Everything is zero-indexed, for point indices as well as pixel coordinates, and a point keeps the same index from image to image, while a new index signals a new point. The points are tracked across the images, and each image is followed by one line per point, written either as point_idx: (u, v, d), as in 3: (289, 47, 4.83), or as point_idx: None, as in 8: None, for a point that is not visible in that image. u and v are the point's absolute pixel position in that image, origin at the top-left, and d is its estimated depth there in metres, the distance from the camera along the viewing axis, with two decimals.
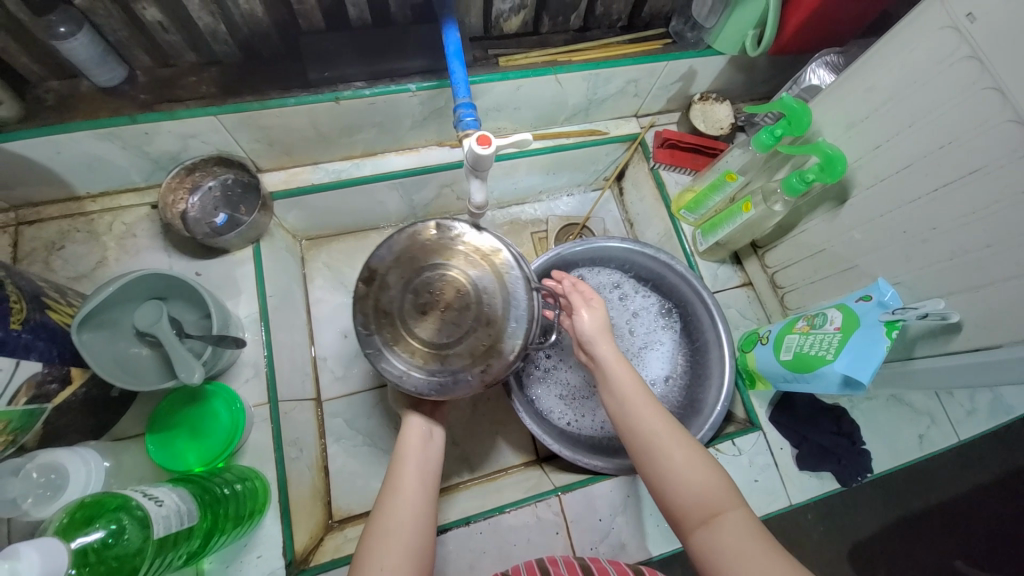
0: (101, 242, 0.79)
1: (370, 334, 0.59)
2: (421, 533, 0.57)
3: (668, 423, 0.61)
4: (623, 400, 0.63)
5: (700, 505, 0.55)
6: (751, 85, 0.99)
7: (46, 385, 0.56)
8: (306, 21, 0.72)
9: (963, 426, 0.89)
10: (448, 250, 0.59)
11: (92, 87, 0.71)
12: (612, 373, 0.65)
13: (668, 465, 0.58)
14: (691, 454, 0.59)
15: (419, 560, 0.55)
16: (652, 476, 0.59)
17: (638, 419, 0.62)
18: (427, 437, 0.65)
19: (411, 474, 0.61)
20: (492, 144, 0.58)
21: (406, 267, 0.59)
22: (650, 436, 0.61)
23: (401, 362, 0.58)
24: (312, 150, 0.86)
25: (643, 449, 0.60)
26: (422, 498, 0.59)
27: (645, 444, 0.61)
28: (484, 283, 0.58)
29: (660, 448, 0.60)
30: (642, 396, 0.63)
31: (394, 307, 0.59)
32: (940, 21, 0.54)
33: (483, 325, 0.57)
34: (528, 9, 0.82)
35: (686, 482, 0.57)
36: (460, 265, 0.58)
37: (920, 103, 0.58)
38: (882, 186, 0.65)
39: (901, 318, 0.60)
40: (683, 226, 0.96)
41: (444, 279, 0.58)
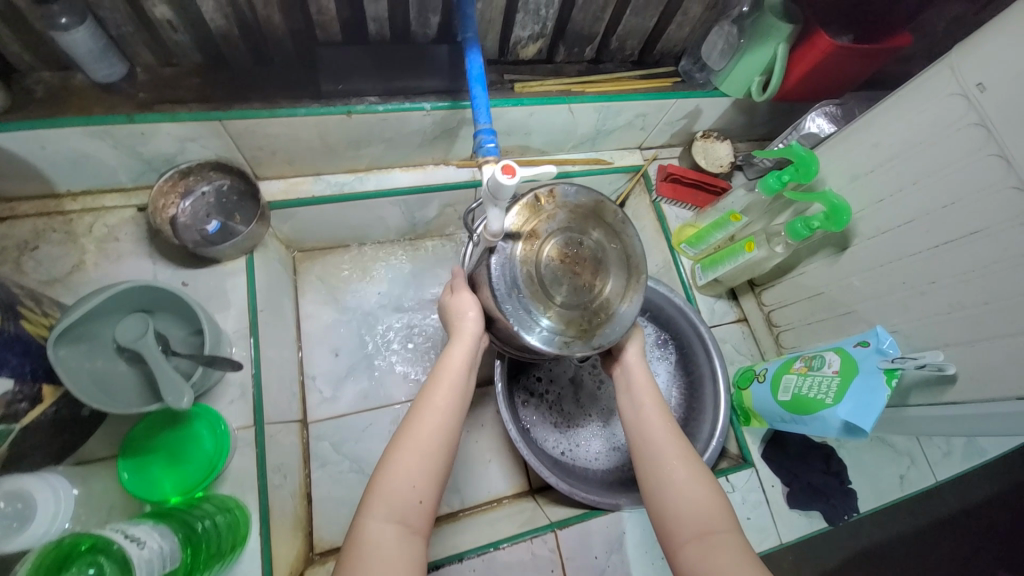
0: (79, 244, 0.73)
1: (510, 242, 0.59)
2: (445, 455, 0.56)
3: (677, 438, 0.62)
4: (640, 408, 0.65)
5: (696, 521, 0.56)
6: (750, 127, 1.03)
7: (15, 404, 0.51)
8: (323, 32, 0.70)
9: (940, 467, 0.92)
10: (611, 229, 0.63)
11: (86, 81, 0.67)
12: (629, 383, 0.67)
13: (671, 475, 0.59)
14: (695, 471, 0.59)
15: (441, 483, 0.56)
16: (652, 485, 0.60)
17: (648, 428, 0.63)
18: (473, 354, 0.62)
19: (447, 393, 0.59)
20: (515, 174, 0.54)
21: (573, 218, 0.61)
22: (657, 446, 0.61)
23: (517, 286, 0.58)
24: (315, 161, 0.83)
25: (651, 457, 0.61)
26: (455, 420, 0.58)
27: (652, 450, 0.62)
28: (621, 277, 0.61)
29: (661, 461, 0.60)
30: (657, 406, 0.65)
31: (544, 241, 0.59)
32: (950, 87, 0.57)
33: (602, 306, 0.60)
34: (545, 38, 0.82)
35: (686, 496, 0.57)
36: (615, 248, 0.62)
37: (924, 162, 0.61)
38: (883, 239, 0.68)
39: (900, 367, 0.62)
40: (683, 259, 0.98)
41: (590, 252, 0.61)
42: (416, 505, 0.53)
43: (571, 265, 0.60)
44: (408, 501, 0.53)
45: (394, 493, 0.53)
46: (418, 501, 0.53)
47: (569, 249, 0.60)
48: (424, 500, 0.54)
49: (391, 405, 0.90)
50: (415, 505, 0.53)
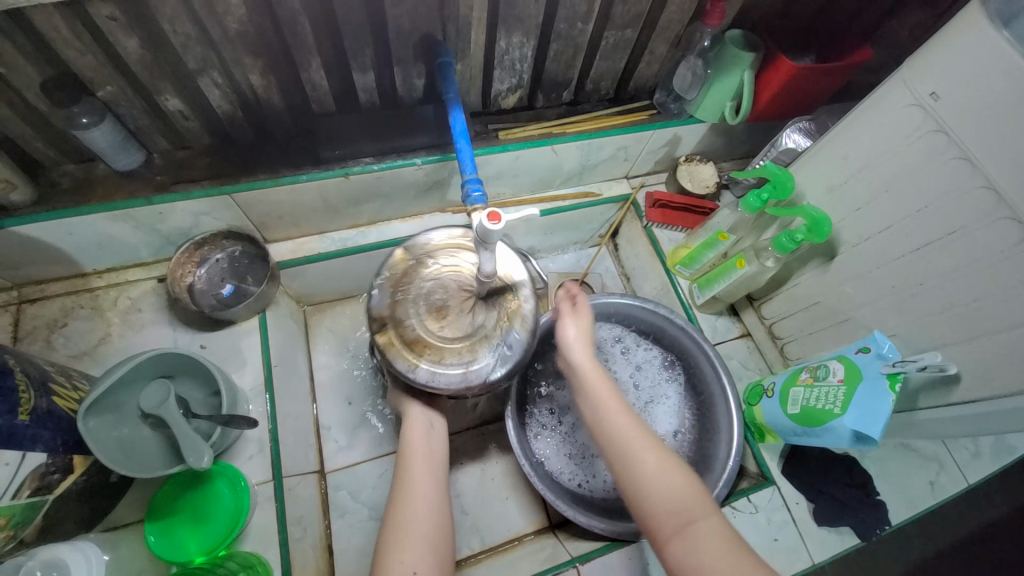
0: (105, 318, 0.79)
1: (415, 366, 0.62)
2: (433, 528, 0.61)
3: (642, 432, 0.62)
4: (598, 406, 0.65)
5: (675, 512, 0.56)
6: (731, 148, 1.06)
7: (49, 476, 0.54)
8: (318, 105, 0.77)
9: (970, 469, 0.87)
10: (445, 255, 0.70)
11: (108, 170, 0.73)
12: (588, 382, 0.67)
13: (641, 469, 0.59)
14: (665, 463, 0.60)
15: (440, 556, 0.60)
16: (626, 483, 0.60)
17: (612, 426, 0.63)
18: (431, 432, 0.69)
19: (419, 471, 0.65)
20: (501, 220, 0.58)
21: (411, 286, 0.67)
22: (624, 443, 0.62)
23: (445, 363, 0.63)
24: (319, 221, 0.89)
25: (619, 453, 0.61)
26: (431, 493, 0.63)
27: (619, 448, 0.62)
28: (471, 259, 0.70)
29: (631, 457, 0.61)
30: (617, 403, 0.65)
31: (423, 325, 0.65)
32: (906, 100, 0.60)
33: (501, 294, 0.68)
34: (524, 88, 0.88)
35: (660, 488, 0.58)
36: (441, 259, 0.70)
37: (894, 170, 0.63)
38: (867, 245, 0.69)
39: (903, 370, 0.62)
40: (680, 280, 0.99)
41: (454, 278, 0.68)
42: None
43: (453, 305, 0.66)
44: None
45: (389, 572, 0.57)
46: (413, 572, 0.57)
47: (427, 312, 0.66)
48: (419, 570, 0.57)
49: None
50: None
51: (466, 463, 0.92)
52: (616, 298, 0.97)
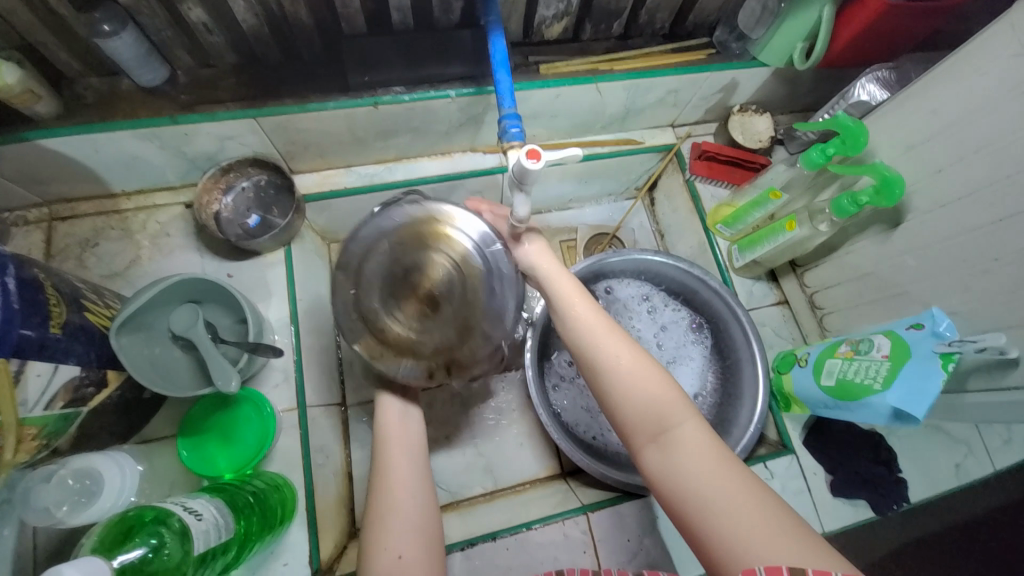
0: (136, 240, 0.79)
1: (485, 335, 0.62)
2: (419, 515, 0.62)
3: (616, 338, 0.60)
4: (573, 316, 0.62)
5: (651, 416, 0.55)
6: (793, 97, 0.96)
7: (83, 388, 0.56)
8: (348, 24, 0.71)
9: (1000, 455, 0.85)
10: (359, 277, 0.63)
11: (132, 85, 0.70)
12: (561, 293, 0.64)
13: (618, 376, 0.57)
14: (641, 367, 0.57)
15: (427, 540, 0.60)
16: (602, 391, 0.58)
17: (584, 335, 0.61)
18: (409, 421, 0.68)
19: (400, 457, 0.65)
20: (540, 158, 0.54)
21: (390, 336, 0.62)
22: (597, 349, 0.60)
23: (489, 305, 0.62)
24: (346, 153, 0.85)
25: (592, 362, 0.59)
26: (411, 483, 0.64)
27: (595, 355, 0.59)
28: (373, 267, 0.62)
29: (604, 363, 0.59)
30: (591, 310, 0.63)
31: (451, 339, 0.61)
32: (1017, 46, 0.52)
33: (416, 244, 0.62)
34: (571, 16, 0.80)
35: (637, 392, 0.56)
36: (370, 297, 0.62)
37: (988, 129, 0.56)
38: (940, 213, 0.62)
39: (958, 351, 0.58)
40: (718, 241, 0.94)
41: (410, 287, 0.62)
42: (398, 561, 0.58)
43: (431, 302, 0.62)
44: (389, 560, 0.57)
45: (375, 556, 0.58)
46: (398, 556, 0.58)
47: (420, 332, 0.62)
48: (404, 554, 0.58)
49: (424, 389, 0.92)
50: (394, 561, 0.57)
51: (484, 408, 0.93)
52: (651, 255, 0.93)
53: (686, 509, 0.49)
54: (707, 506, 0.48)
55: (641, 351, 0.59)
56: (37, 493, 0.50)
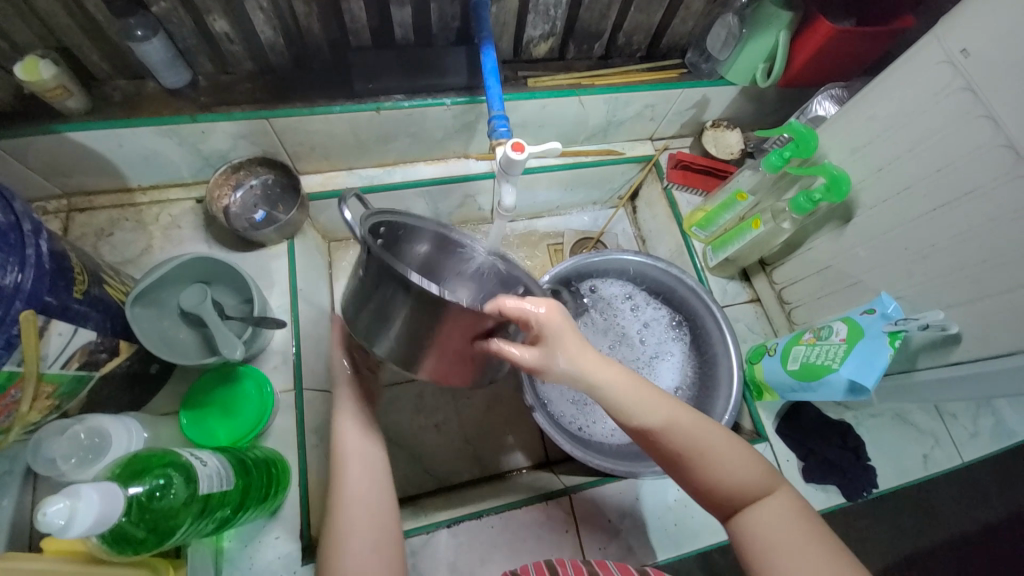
0: (148, 231, 0.84)
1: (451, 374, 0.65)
2: (379, 508, 0.57)
3: (699, 427, 0.56)
4: (653, 417, 0.54)
5: (737, 502, 0.55)
6: (760, 115, 1.06)
7: (97, 354, 0.60)
8: (356, 38, 0.79)
9: (966, 447, 0.91)
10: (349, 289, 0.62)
11: (157, 87, 0.77)
12: (619, 390, 0.53)
13: (705, 465, 0.55)
14: (730, 450, 0.56)
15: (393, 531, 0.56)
16: (695, 482, 0.56)
17: (669, 435, 0.55)
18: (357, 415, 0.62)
19: (353, 449, 0.60)
20: (524, 151, 0.61)
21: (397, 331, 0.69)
22: (685, 445, 0.55)
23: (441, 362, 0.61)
24: (349, 156, 0.92)
25: (680, 457, 0.55)
26: (371, 471, 0.59)
27: (687, 450, 0.55)
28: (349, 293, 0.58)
29: (695, 456, 0.55)
30: (661, 400, 0.55)
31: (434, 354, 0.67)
32: (937, 57, 0.60)
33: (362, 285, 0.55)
34: (556, 36, 0.89)
35: (725, 482, 0.55)
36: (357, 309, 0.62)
37: (917, 130, 0.63)
38: (883, 207, 0.69)
39: (904, 329, 0.64)
40: (694, 242, 1.01)
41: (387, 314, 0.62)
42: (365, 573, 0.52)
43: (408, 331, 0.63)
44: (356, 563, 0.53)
45: (342, 560, 0.53)
46: (368, 553, 0.53)
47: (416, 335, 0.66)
48: (372, 551, 0.54)
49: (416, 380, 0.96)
50: (362, 557, 0.53)
51: (474, 398, 0.96)
52: (634, 255, 0.98)
53: None
54: None
55: (722, 429, 0.57)
56: (51, 445, 0.54)
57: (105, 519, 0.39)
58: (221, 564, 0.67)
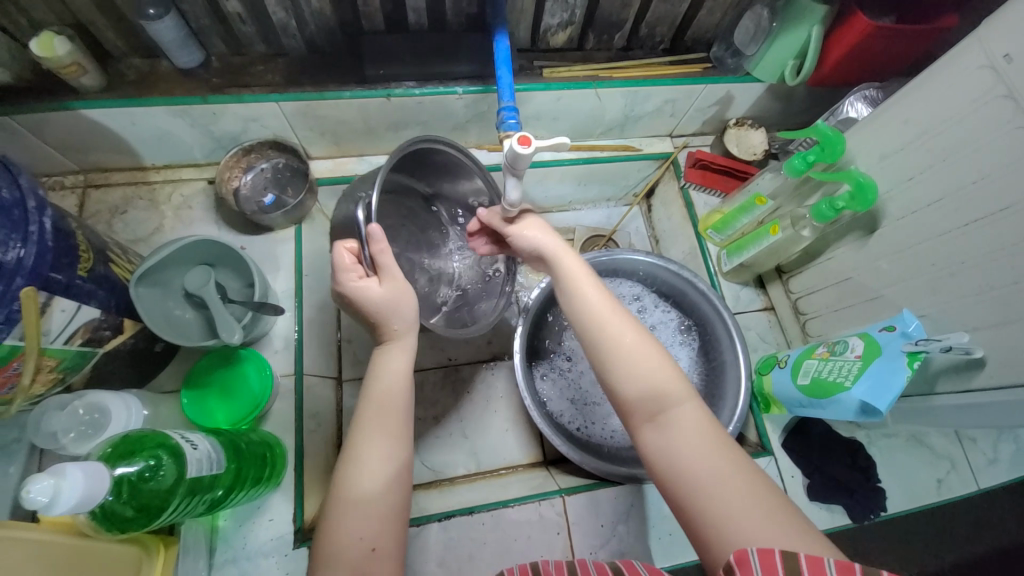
0: (160, 210, 0.86)
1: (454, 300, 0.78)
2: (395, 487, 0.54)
3: (615, 314, 0.57)
4: (579, 293, 0.60)
5: (648, 405, 0.52)
6: (787, 115, 1.01)
7: (100, 331, 0.61)
8: (369, 22, 0.78)
9: (983, 474, 0.86)
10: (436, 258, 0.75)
11: (170, 67, 0.77)
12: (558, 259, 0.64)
13: (620, 358, 0.54)
14: (640, 345, 0.55)
15: (396, 524, 0.53)
16: (603, 374, 0.56)
17: (583, 313, 0.59)
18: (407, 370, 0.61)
19: (387, 423, 0.56)
20: (531, 145, 0.58)
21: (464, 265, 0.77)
22: (592, 324, 0.57)
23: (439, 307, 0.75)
24: (360, 142, 0.91)
25: (589, 338, 0.57)
26: (393, 443, 0.56)
27: (592, 330, 0.57)
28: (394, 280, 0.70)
29: (604, 337, 0.56)
30: (587, 285, 0.61)
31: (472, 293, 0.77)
32: (978, 61, 0.55)
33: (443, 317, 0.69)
34: (575, 25, 0.85)
35: (634, 382, 0.53)
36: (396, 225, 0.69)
37: (952, 139, 0.59)
38: (911, 219, 0.65)
39: (925, 350, 0.60)
40: (709, 246, 0.98)
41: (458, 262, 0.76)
42: (369, 553, 0.50)
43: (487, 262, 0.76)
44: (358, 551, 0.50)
45: (336, 533, 0.50)
46: (369, 549, 0.50)
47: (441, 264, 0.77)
48: (377, 547, 0.50)
49: (416, 371, 0.95)
50: (364, 553, 0.50)
51: (473, 392, 0.96)
52: (645, 255, 0.95)
53: (685, 496, 0.47)
54: (711, 504, 0.45)
55: (640, 328, 0.57)
56: (49, 419, 0.56)
57: (89, 498, 0.40)
58: (215, 542, 0.68)
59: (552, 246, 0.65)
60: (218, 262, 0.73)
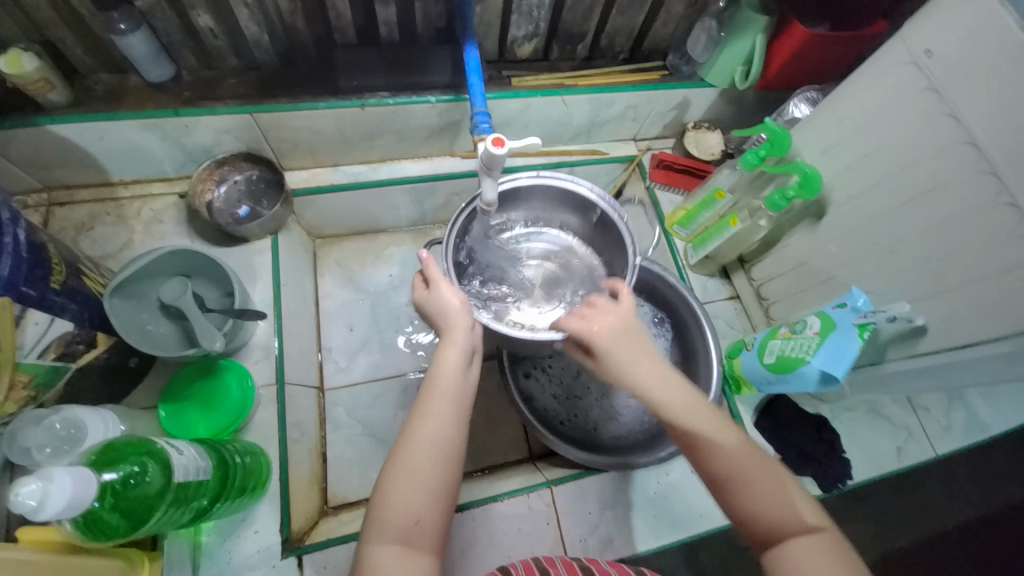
0: (130, 226, 0.84)
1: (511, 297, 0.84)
2: (447, 469, 0.50)
3: (715, 430, 0.51)
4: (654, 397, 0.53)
5: (777, 531, 0.48)
6: (740, 117, 1.08)
7: (73, 345, 0.59)
8: (341, 36, 0.80)
9: (939, 441, 0.93)
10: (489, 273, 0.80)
11: (140, 82, 0.77)
12: (635, 366, 0.54)
13: (746, 487, 0.49)
14: (754, 462, 0.50)
15: (445, 504, 0.49)
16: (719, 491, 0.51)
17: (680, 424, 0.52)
18: (464, 367, 0.55)
19: (450, 410, 0.52)
20: (505, 146, 0.61)
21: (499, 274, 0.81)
22: (692, 434, 0.51)
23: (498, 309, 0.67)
24: (334, 153, 0.92)
25: (694, 447, 0.51)
26: (451, 424, 0.51)
27: (697, 441, 0.51)
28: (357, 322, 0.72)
29: (707, 447, 0.50)
30: (675, 392, 0.53)
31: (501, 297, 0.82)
32: (902, 58, 0.62)
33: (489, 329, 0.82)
34: (539, 37, 0.90)
35: (761, 512, 0.48)
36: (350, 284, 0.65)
37: (884, 129, 0.66)
38: (854, 203, 0.72)
39: (872, 322, 0.67)
40: (676, 241, 1.03)
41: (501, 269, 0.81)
42: (414, 524, 0.47)
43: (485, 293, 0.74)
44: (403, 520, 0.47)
45: (383, 507, 0.48)
46: (414, 520, 0.47)
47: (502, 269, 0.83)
48: (421, 519, 0.48)
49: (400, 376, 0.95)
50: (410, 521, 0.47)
51: None
52: None
53: None
54: None
55: (757, 448, 0.51)
56: (24, 435, 0.53)
57: (76, 503, 0.39)
58: (199, 558, 0.66)
59: (606, 344, 0.55)
60: (192, 272, 0.73)
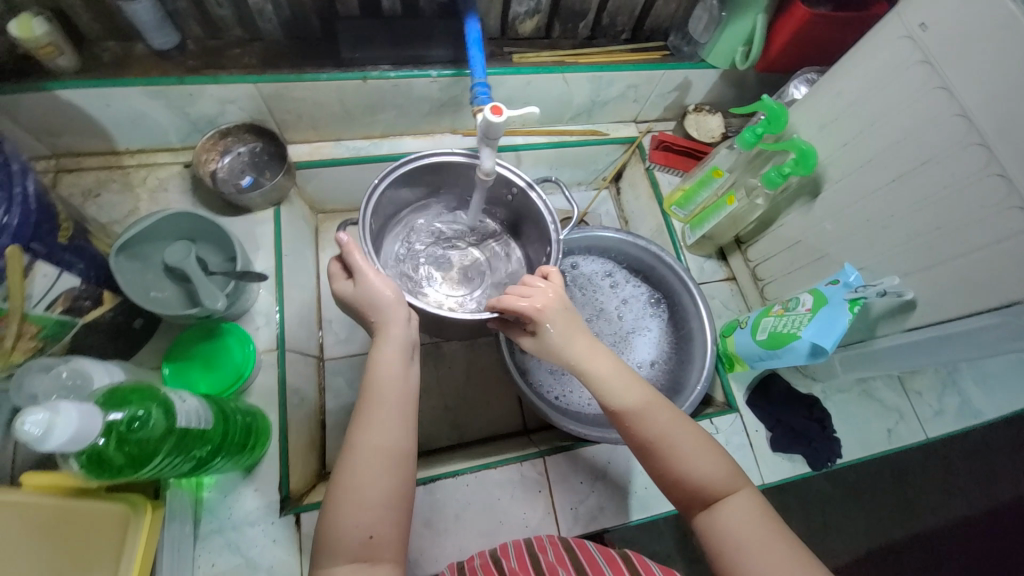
0: (135, 193, 0.86)
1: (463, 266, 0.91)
2: (399, 473, 0.52)
3: (643, 395, 0.56)
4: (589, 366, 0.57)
5: (704, 490, 0.53)
6: (742, 100, 1.08)
7: (80, 301, 0.61)
8: (344, 8, 0.81)
9: (930, 424, 0.94)
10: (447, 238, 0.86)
11: (146, 50, 0.78)
12: (561, 332, 0.58)
13: (669, 451, 0.54)
14: (675, 426, 0.55)
15: (399, 512, 0.51)
16: (644, 452, 0.55)
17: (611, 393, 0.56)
18: (406, 366, 0.57)
19: (392, 413, 0.54)
20: (503, 114, 0.61)
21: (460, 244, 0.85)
22: (625, 404, 0.55)
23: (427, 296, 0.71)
24: (337, 127, 0.93)
25: (625, 417, 0.55)
26: (398, 429, 0.53)
27: (627, 411, 0.55)
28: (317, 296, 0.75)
29: (638, 416, 0.55)
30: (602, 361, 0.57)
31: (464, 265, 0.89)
32: (899, 32, 0.62)
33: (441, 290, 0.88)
34: (542, 14, 0.90)
35: (689, 472, 0.53)
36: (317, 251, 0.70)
37: (880, 104, 0.66)
38: (849, 180, 0.72)
39: (863, 296, 0.67)
40: (674, 222, 1.03)
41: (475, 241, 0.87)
42: (368, 541, 0.49)
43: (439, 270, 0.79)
44: (358, 541, 0.48)
45: (336, 523, 0.49)
46: (369, 536, 0.49)
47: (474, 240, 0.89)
48: (376, 534, 0.49)
49: None
50: (364, 541, 0.48)
51: (455, 367, 0.98)
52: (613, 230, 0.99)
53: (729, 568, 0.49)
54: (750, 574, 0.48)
55: (681, 413, 0.56)
56: (32, 380, 0.56)
57: (84, 434, 0.41)
58: (200, 513, 0.69)
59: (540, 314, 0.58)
60: (196, 236, 0.74)
